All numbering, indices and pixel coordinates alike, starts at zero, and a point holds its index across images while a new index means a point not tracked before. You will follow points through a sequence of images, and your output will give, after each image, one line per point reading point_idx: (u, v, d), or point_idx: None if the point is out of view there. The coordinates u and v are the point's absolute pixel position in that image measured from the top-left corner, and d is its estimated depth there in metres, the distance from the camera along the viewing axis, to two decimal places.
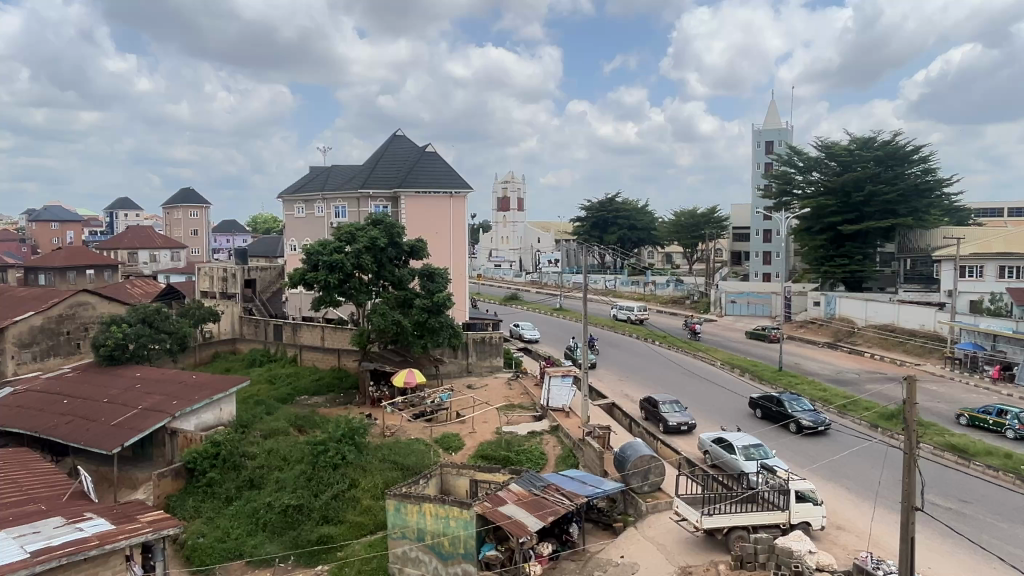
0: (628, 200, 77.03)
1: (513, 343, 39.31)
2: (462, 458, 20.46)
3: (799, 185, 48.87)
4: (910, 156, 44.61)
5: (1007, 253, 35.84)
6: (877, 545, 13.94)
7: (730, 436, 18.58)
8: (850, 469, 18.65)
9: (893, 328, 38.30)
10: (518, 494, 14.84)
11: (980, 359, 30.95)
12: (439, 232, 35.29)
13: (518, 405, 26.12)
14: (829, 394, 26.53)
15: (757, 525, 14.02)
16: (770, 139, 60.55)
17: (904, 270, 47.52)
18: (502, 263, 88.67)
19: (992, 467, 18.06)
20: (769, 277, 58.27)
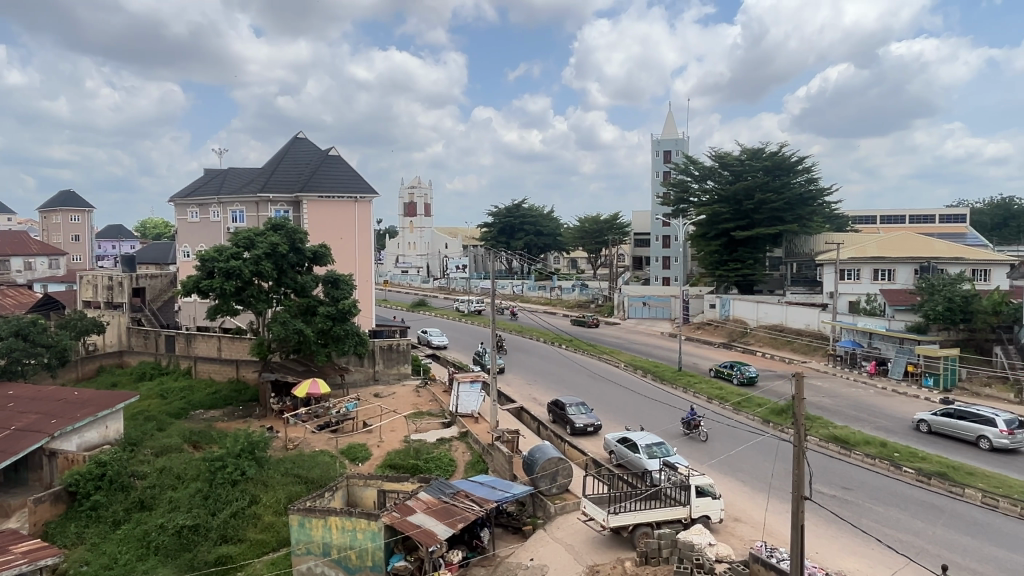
0: (534, 206, 78.18)
1: (421, 349, 39.03)
2: (369, 469, 20.01)
3: (694, 193, 51.25)
4: (794, 167, 47.54)
5: (881, 257, 38.89)
6: (770, 534, 14.72)
7: (634, 435, 19.12)
8: (744, 463, 19.61)
9: (782, 328, 40.67)
10: (427, 502, 14.71)
11: (859, 356, 33.32)
12: (343, 238, 34.44)
13: (426, 412, 25.87)
14: (724, 392, 27.80)
15: (660, 521, 14.47)
16: (668, 149, 63.06)
17: (791, 274, 50.68)
18: (410, 269, 87.67)
19: (870, 456, 19.49)
20: (668, 281, 60.60)
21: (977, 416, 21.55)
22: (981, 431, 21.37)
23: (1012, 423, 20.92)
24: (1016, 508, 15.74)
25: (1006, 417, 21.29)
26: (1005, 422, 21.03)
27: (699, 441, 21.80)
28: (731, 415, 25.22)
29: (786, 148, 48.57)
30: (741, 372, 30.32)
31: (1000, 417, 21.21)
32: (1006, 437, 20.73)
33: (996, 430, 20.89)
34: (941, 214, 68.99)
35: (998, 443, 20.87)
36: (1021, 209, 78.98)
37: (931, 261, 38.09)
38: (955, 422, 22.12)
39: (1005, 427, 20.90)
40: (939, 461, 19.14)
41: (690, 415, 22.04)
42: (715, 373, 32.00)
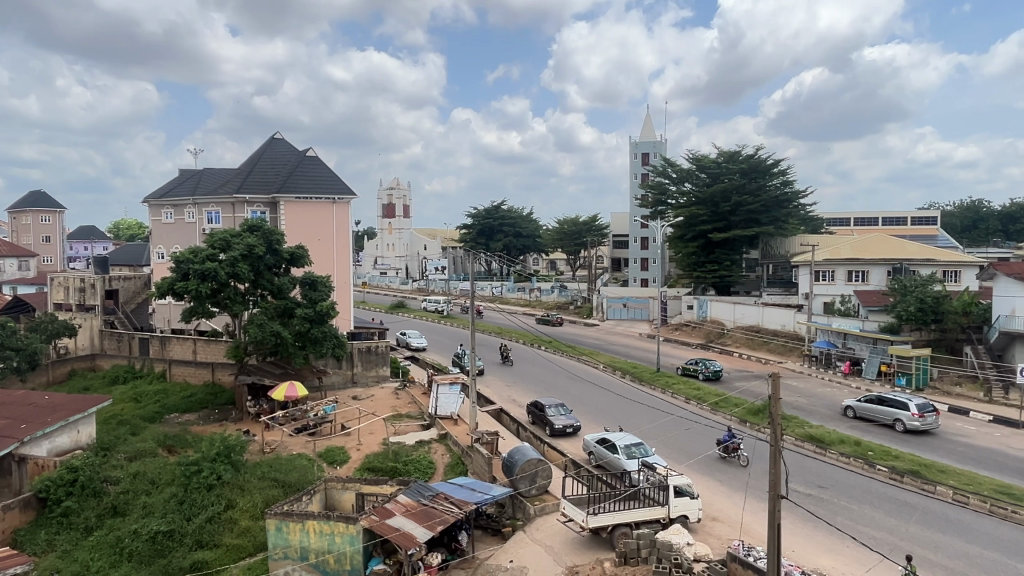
0: (513, 208, 78.25)
1: (400, 351, 38.86)
2: (347, 472, 19.87)
3: (672, 195, 51.67)
4: (770, 169, 48.12)
5: (855, 258, 39.49)
6: (747, 533, 14.87)
7: (613, 436, 19.19)
8: (722, 463, 19.76)
9: (758, 329, 41.11)
10: (406, 506, 14.66)
11: (833, 356, 33.79)
12: (321, 240, 34.15)
13: (405, 415, 25.75)
14: (702, 393, 28.03)
15: (639, 521, 14.55)
16: (646, 151, 63.48)
17: (767, 275, 51.26)
18: (388, 271, 87.24)
19: (844, 454, 19.77)
20: (646, 282, 60.97)
21: (892, 402, 23.75)
22: (896, 415, 23.61)
23: (923, 407, 23.10)
24: (986, 504, 16.04)
25: (919, 401, 23.49)
26: (917, 406, 23.21)
27: (738, 465, 19.55)
28: (709, 415, 25.42)
29: (761, 151, 49.16)
30: (706, 367, 31.91)
31: (913, 402, 23.40)
32: (918, 419, 22.94)
33: (908, 414, 23.11)
34: (912, 216, 70.19)
35: (910, 425, 23.08)
36: (989, 211, 80.71)
37: (903, 262, 38.84)
38: (874, 408, 24.40)
39: (916, 411, 23.10)
40: (911, 459, 19.46)
41: (726, 437, 19.86)
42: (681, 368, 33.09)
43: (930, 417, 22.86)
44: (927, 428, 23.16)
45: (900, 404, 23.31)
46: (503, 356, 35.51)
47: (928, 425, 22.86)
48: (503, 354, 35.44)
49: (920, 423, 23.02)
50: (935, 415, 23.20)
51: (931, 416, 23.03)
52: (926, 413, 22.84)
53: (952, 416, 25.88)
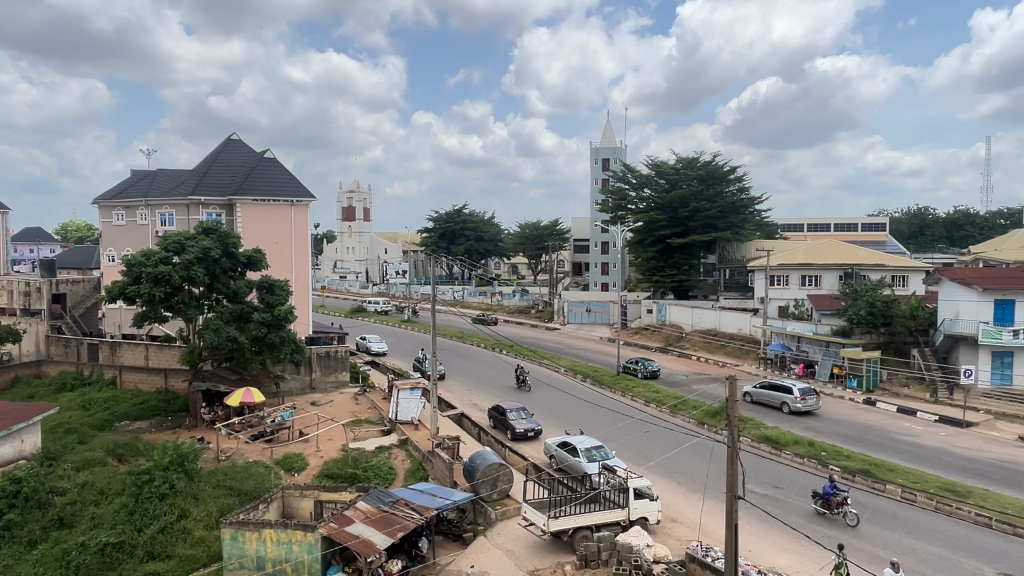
0: (474, 212, 78.19)
1: (359, 356, 38.43)
2: (305, 479, 19.53)
3: (632, 200, 52.36)
4: (727, 176, 49.11)
5: (809, 263, 40.51)
6: (706, 534, 15.08)
7: (574, 440, 19.27)
8: (680, 465, 20.04)
9: (715, 332, 41.80)
10: (366, 512, 14.52)
11: (788, 359, 34.54)
12: (278, 244, 33.55)
13: (365, 420, 25.46)
14: (661, 395, 28.38)
15: (599, 524, 14.62)
16: (606, 157, 64.12)
17: (724, 279, 52.21)
18: (348, 275, 86.24)
19: (799, 455, 20.23)
20: (607, 286, 61.52)
21: (780, 386, 27.01)
22: (784, 398, 26.85)
23: (805, 391, 26.41)
24: (932, 501, 16.61)
25: (802, 386, 26.82)
26: (800, 390, 26.51)
27: (845, 526, 15.48)
28: (668, 417, 25.77)
29: (718, 158, 50.13)
30: (644, 367, 33.43)
31: (798, 387, 26.68)
32: (800, 402, 26.25)
33: (792, 397, 26.41)
34: (863, 223, 72.37)
35: (794, 407, 26.36)
36: (934, 218, 83.72)
37: (854, 267, 39.81)
38: (767, 392, 27.64)
39: (800, 394, 26.38)
40: (862, 459, 20.02)
41: (826, 489, 15.88)
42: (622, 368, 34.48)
43: (811, 400, 26.16)
44: (809, 409, 26.44)
45: (786, 388, 26.61)
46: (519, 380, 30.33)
47: (809, 407, 26.13)
48: (517, 378, 30.27)
49: (803, 405, 26.33)
50: (816, 398, 26.51)
51: (812, 399, 26.33)
52: (807, 396, 26.13)
53: (901, 416, 26.75)
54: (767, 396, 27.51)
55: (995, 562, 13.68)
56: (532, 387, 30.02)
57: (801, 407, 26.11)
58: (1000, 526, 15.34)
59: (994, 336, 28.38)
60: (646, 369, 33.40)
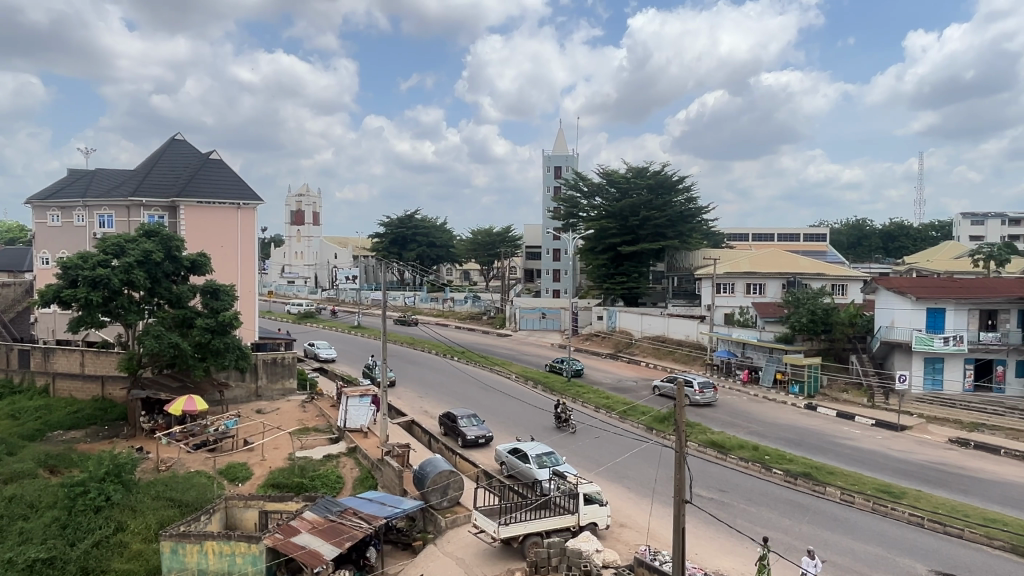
0: (426, 217, 77.76)
1: (308, 362, 37.73)
2: (250, 489, 19.03)
3: (584, 208, 52.98)
4: (676, 186, 50.09)
5: (753, 272, 41.62)
6: (653, 538, 15.28)
7: (525, 446, 19.30)
8: (629, 470, 20.24)
9: (664, 339, 42.52)
10: (313, 522, 14.26)
11: (733, 365, 35.36)
12: (224, 248, 32.66)
13: (312, 428, 24.98)
14: (611, 401, 28.68)
15: (549, 530, 14.68)
16: (558, 165, 64.67)
17: (673, 287, 53.11)
18: (296, 280, 84.69)
19: (743, 459, 20.68)
20: (558, 293, 61.91)
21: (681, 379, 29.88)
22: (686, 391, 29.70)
23: (704, 385, 29.41)
24: (869, 503, 17.20)
25: (703, 381, 29.77)
26: (700, 384, 29.38)
27: None
28: (617, 423, 26.04)
29: (668, 168, 51.12)
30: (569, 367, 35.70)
31: (698, 381, 29.58)
32: (699, 394, 29.19)
33: (693, 389, 29.30)
34: (804, 233, 74.59)
35: (694, 399, 29.24)
36: (871, 229, 86.82)
37: (796, 276, 41.11)
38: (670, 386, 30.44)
39: (699, 387, 29.30)
40: (803, 462, 20.61)
41: None
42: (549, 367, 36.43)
43: (709, 393, 29.07)
44: (707, 401, 29.38)
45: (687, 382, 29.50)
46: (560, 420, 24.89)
47: (706, 399, 28.98)
48: (557, 417, 24.94)
49: (702, 397, 29.21)
50: (714, 391, 29.48)
51: (710, 392, 29.28)
52: (706, 389, 29.06)
53: (840, 420, 27.64)
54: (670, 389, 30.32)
55: (927, 560, 14.25)
56: (576, 427, 24.55)
57: (700, 399, 28.97)
58: (931, 526, 15.98)
59: (927, 343, 29.59)
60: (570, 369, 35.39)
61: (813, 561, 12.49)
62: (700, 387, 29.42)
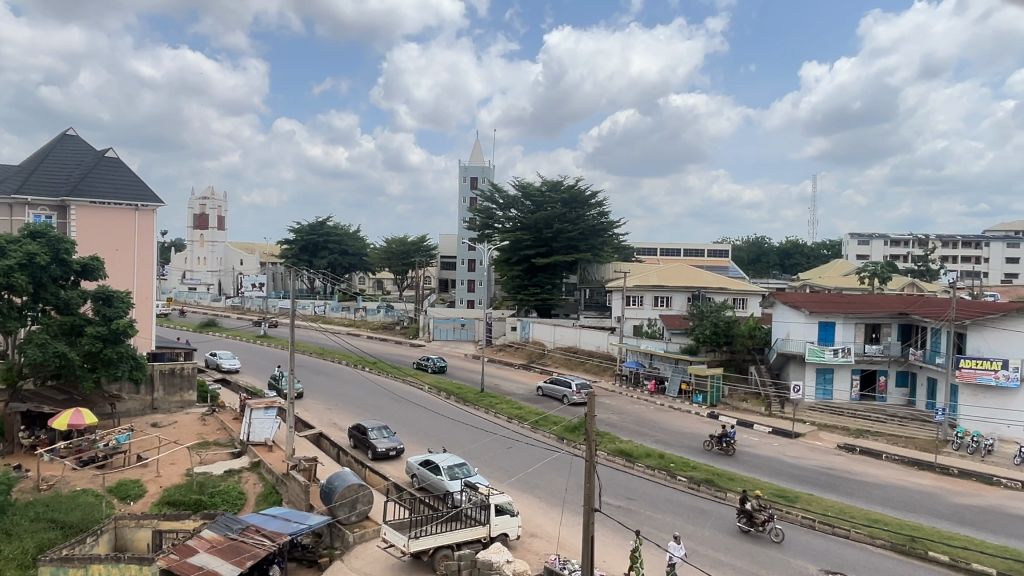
0: (338, 224, 76.20)
1: (209, 373, 36.05)
2: (142, 508, 17.91)
3: (499, 220, 53.49)
4: (588, 200, 51.33)
5: (661, 285, 43.11)
6: (562, 547, 15.43)
7: (437, 458, 19.10)
8: (540, 480, 20.42)
9: (575, 349, 43.26)
10: (211, 541, 13.61)
11: (641, 375, 36.35)
12: (119, 252, 30.77)
13: (213, 442, 23.82)
14: (523, 412, 28.88)
15: (460, 542, 14.56)
16: (474, 176, 64.88)
17: (584, 299, 54.16)
18: (198, 286, 80.83)
19: (650, 467, 21.29)
20: (473, 303, 61.91)
21: (563, 381, 32.53)
22: (565, 391, 32.38)
23: (582, 385, 32.07)
24: (766, 507, 18.06)
25: (580, 380, 32.39)
26: (577, 385, 32.07)
27: None
28: (529, 433, 26.25)
29: (581, 183, 52.34)
30: (432, 363, 39.08)
31: (576, 381, 32.31)
32: (576, 394, 31.89)
33: (570, 390, 31.95)
34: (708, 250, 77.98)
35: (572, 399, 31.83)
36: (769, 247, 91.71)
37: (701, 290, 42.89)
38: (555, 386, 33.07)
39: (577, 388, 32.09)
40: (706, 469, 21.40)
41: None
42: (414, 364, 39.89)
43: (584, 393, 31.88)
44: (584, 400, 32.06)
45: (566, 383, 32.17)
46: (750, 522, 16.41)
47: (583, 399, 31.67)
48: (744, 516, 16.48)
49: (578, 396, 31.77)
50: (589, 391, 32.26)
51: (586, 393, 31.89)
52: (580, 389, 31.74)
53: (740, 428, 28.88)
54: (552, 390, 32.88)
55: (817, 560, 15.07)
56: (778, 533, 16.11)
57: (575, 398, 31.55)
58: (822, 528, 16.93)
59: (819, 354, 31.45)
60: (434, 365, 38.84)
61: (677, 544, 13.61)
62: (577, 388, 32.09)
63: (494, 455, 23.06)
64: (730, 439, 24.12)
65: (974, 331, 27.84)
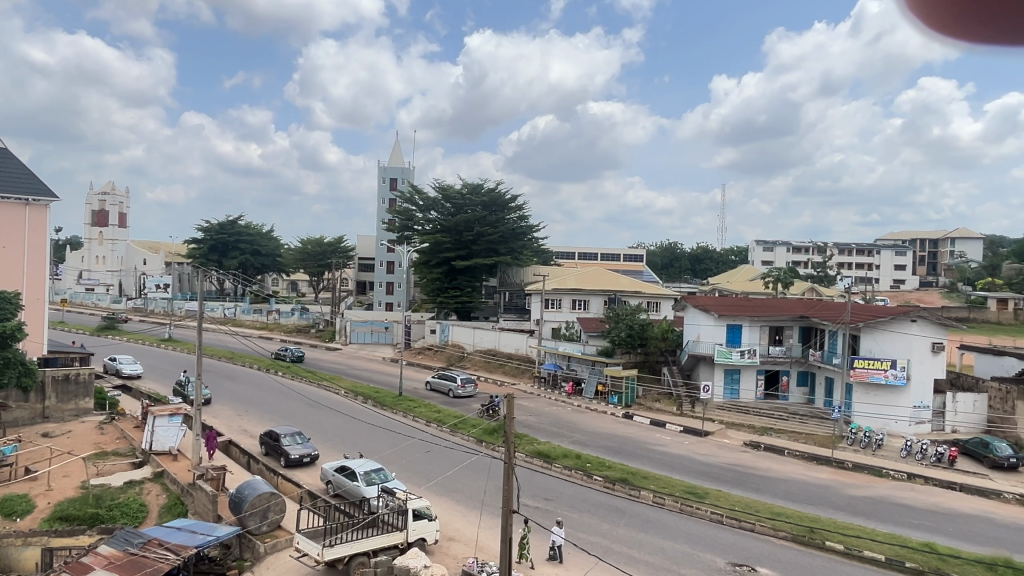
0: (251, 223, 73.55)
1: (107, 379, 34.04)
2: (30, 525, 16.67)
3: (418, 222, 53.12)
4: (508, 204, 51.81)
5: (579, 288, 43.91)
6: (481, 550, 15.42)
7: (353, 463, 18.70)
8: (458, 483, 20.39)
9: (495, 352, 43.43)
10: (108, 557, 12.85)
11: (559, 377, 36.84)
12: (7, 250, 28.61)
13: (111, 453, 22.48)
14: (442, 415, 28.72)
15: (376, 549, 14.34)
16: (394, 177, 64.10)
17: (504, 302, 54.44)
18: (96, 287, 76.08)
19: (567, 468, 21.61)
20: (391, 306, 61.06)
21: (449, 376, 34.51)
22: (451, 386, 34.39)
23: (466, 380, 34.25)
24: (678, 504, 18.64)
25: (466, 376, 34.51)
26: (462, 379, 34.22)
27: None
28: (448, 436, 26.15)
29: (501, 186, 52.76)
30: (293, 354, 42.80)
31: (462, 376, 34.39)
32: (461, 388, 34.03)
33: (456, 384, 34.02)
34: (624, 254, 79.89)
35: (457, 392, 33.97)
36: (681, 253, 95.08)
37: (617, 293, 43.93)
38: (443, 380, 34.99)
39: (462, 382, 34.21)
40: (621, 468, 21.89)
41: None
42: (274, 355, 43.07)
43: (469, 386, 34.03)
44: (468, 394, 34.26)
45: (451, 378, 34.16)
46: None
47: (467, 393, 33.89)
48: None
49: (464, 391, 34.09)
50: (474, 386, 34.40)
51: (470, 387, 34.17)
52: (467, 383, 33.96)
53: (653, 428, 29.71)
54: (439, 385, 34.85)
55: (725, 554, 15.70)
56: None
57: (461, 392, 33.80)
58: (729, 522, 17.63)
59: (727, 356, 32.72)
60: (294, 356, 42.60)
61: (559, 529, 14.89)
62: (462, 382, 34.20)
63: (413, 458, 22.84)
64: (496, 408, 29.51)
65: (867, 334, 29.67)
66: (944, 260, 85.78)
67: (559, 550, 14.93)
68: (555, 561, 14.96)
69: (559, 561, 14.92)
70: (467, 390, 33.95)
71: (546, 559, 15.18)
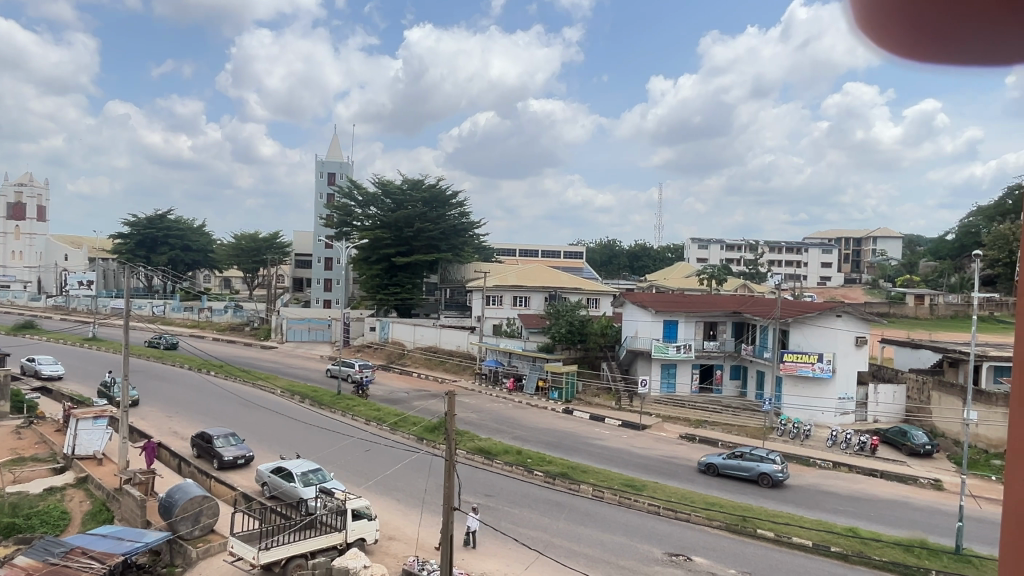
0: (181, 218, 70.94)
1: (25, 381, 32.27)
2: None
3: (357, 217, 52.27)
4: (449, 200, 51.68)
5: (519, 285, 44.16)
6: (422, 548, 15.35)
7: (290, 464, 18.33)
8: (399, 481, 20.22)
9: (435, 349, 43.19)
10: (26, 568, 12.26)
11: (500, 373, 36.91)
12: None
13: (29, 458, 21.32)
14: (381, 414, 28.40)
15: (314, 551, 14.06)
16: (332, 171, 62.91)
17: (445, 299, 54.10)
18: (12, 284, 71.90)
19: (508, 464, 21.69)
20: (329, 303, 59.95)
21: (347, 362, 35.82)
22: (349, 371, 35.78)
23: (363, 365, 35.72)
24: (616, 497, 18.95)
25: (363, 361, 35.95)
26: (359, 364, 35.70)
27: None
28: (388, 435, 25.85)
29: (441, 182, 52.55)
30: (167, 340, 45.36)
31: (358, 362, 35.92)
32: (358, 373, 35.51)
33: (353, 369, 35.54)
34: (564, 251, 80.64)
35: (354, 377, 35.41)
36: (620, 250, 96.65)
37: (557, 290, 44.33)
38: (341, 366, 36.38)
39: (359, 368, 35.65)
40: (561, 463, 22.11)
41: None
42: (147, 343, 44.89)
43: (365, 371, 35.55)
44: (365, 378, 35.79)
45: (349, 364, 35.54)
46: None
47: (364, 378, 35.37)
48: None
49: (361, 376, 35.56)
50: (371, 370, 35.90)
51: (367, 371, 35.64)
52: (363, 369, 35.41)
53: (593, 423, 30.14)
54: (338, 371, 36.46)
55: (661, 544, 16.08)
56: None
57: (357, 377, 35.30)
58: (666, 513, 18.06)
59: (663, 350, 33.47)
60: (168, 342, 45.12)
61: (474, 516, 15.41)
62: (359, 367, 35.57)
63: (353, 458, 22.48)
64: (363, 387, 32.93)
65: (796, 329, 30.80)
66: (866, 258, 89.73)
67: (473, 537, 15.47)
68: (470, 546, 15.54)
69: (473, 547, 15.49)
70: (365, 374, 35.50)
71: (461, 545, 15.70)
